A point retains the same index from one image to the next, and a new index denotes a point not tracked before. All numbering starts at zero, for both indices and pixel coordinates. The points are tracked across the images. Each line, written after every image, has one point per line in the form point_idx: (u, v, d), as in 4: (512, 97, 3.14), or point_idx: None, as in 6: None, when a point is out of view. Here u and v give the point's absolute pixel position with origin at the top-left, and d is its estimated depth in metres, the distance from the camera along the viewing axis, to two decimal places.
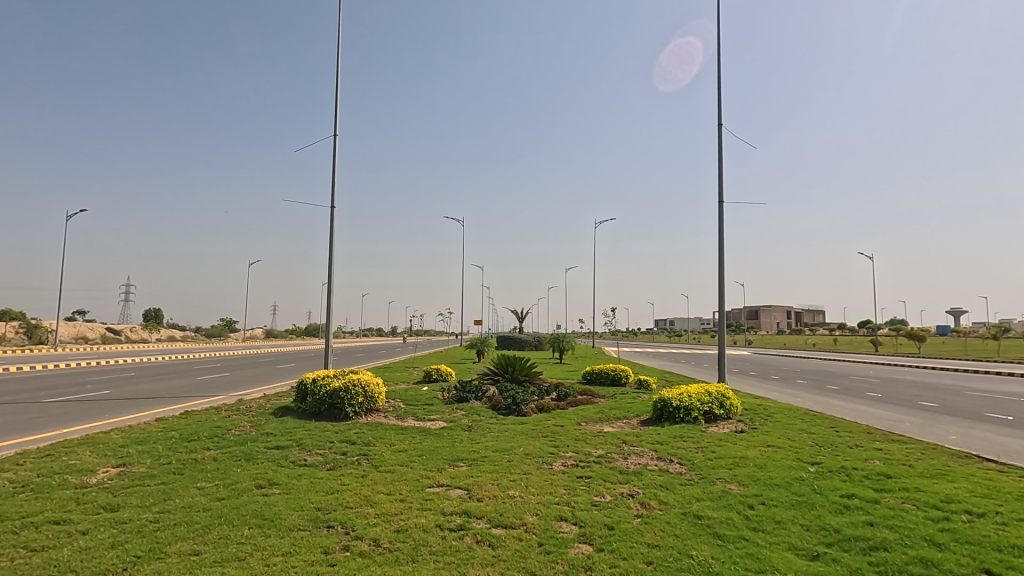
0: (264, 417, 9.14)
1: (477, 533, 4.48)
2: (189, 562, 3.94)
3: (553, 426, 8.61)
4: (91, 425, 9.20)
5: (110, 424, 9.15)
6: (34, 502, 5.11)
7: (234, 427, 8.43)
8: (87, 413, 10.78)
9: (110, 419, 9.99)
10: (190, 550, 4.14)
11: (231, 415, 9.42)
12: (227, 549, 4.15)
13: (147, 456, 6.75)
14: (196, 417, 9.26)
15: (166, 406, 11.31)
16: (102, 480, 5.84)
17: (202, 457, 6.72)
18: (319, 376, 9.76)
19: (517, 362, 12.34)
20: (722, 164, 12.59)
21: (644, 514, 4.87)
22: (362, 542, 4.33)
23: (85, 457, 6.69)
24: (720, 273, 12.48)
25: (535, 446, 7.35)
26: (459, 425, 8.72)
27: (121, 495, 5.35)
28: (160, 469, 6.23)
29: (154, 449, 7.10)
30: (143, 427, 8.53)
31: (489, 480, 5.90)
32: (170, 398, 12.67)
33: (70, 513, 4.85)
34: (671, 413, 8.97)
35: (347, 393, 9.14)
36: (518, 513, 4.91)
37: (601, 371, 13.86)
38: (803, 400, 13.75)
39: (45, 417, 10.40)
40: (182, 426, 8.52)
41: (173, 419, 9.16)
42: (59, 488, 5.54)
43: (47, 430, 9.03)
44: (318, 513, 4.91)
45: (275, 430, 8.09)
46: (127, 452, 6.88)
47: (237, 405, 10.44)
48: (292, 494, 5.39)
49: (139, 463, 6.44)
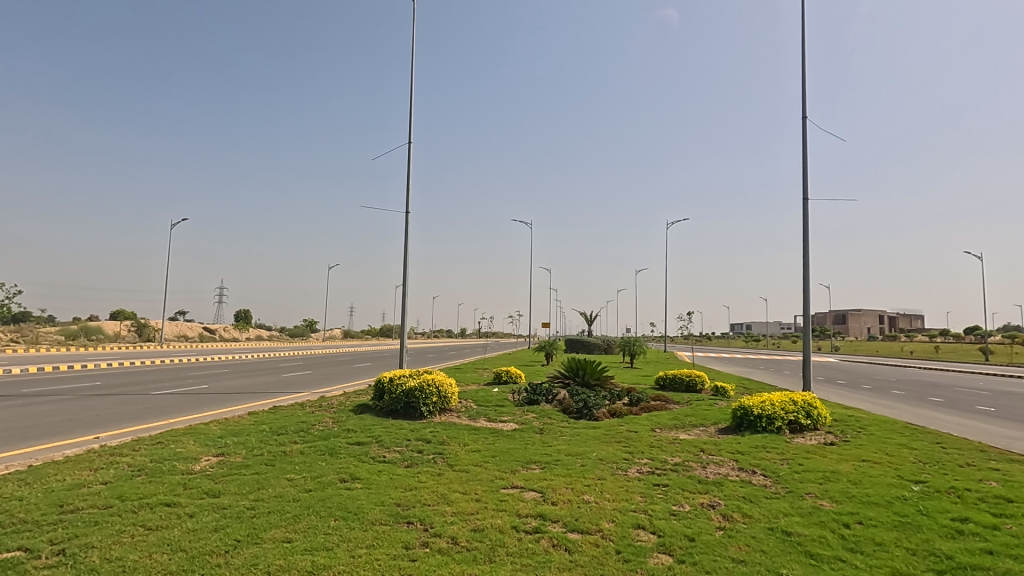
0: (344, 414, 9.55)
1: (553, 536, 4.47)
2: (283, 548, 4.19)
3: (625, 431, 8.44)
4: (192, 417, 10.00)
5: (209, 416, 9.89)
6: (149, 485, 5.64)
7: (318, 422, 8.88)
8: (188, 405, 11.68)
9: (208, 411, 10.79)
10: (284, 537, 4.40)
11: (315, 410, 9.95)
12: (316, 538, 4.38)
13: (242, 447, 7.24)
14: (283, 412, 9.86)
15: (256, 401, 12.09)
16: (204, 467, 6.33)
17: (290, 450, 7.14)
18: (396, 375, 10.12)
19: (587, 365, 12.19)
20: (805, 160, 11.93)
21: (726, 527, 4.66)
22: (441, 539, 4.43)
23: (189, 446, 7.28)
24: (803, 274, 11.77)
25: (608, 451, 7.24)
26: (530, 428, 8.73)
27: (221, 482, 5.78)
28: (254, 459, 6.69)
29: (248, 440, 7.62)
30: (237, 419, 9.17)
31: (563, 483, 5.86)
32: (260, 393, 13.54)
33: (178, 496, 5.31)
34: (751, 422, 8.54)
35: (421, 392, 9.41)
36: (593, 518, 4.85)
37: (674, 376, 13.45)
38: (900, 412, 12.67)
39: (154, 408, 11.41)
40: (271, 420, 9.08)
41: (262, 413, 9.77)
42: (168, 473, 6.08)
43: (155, 420, 9.89)
44: (399, 509, 5.08)
45: (355, 427, 8.45)
46: (225, 443, 7.41)
47: (318, 401, 11.01)
48: (372, 489, 5.60)
49: (236, 454, 6.92)
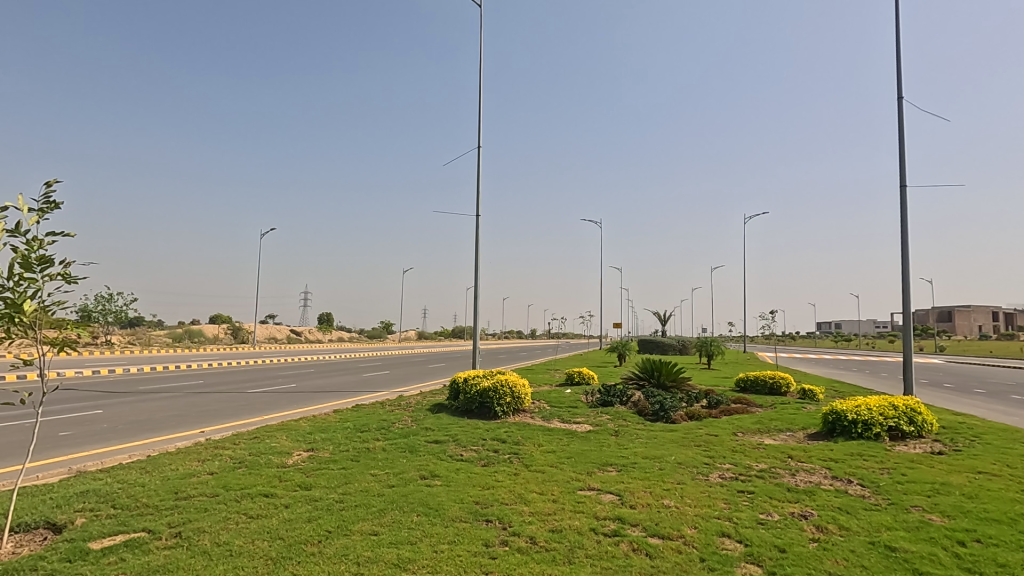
0: (422, 413, 9.86)
1: (633, 541, 4.39)
2: (370, 541, 4.38)
3: (705, 435, 8.14)
4: (284, 414, 10.68)
5: (298, 413, 10.54)
6: (249, 476, 6.09)
7: (398, 421, 9.22)
8: (280, 403, 12.49)
9: (297, 409, 11.49)
10: (370, 530, 4.61)
11: (394, 409, 10.34)
12: (400, 532, 4.55)
13: (329, 443, 7.66)
14: (365, 410, 10.34)
15: (340, 399, 12.73)
16: (296, 461, 6.75)
17: (373, 446, 7.46)
18: (470, 375, 10.32)
19: (662, 366, 11.88)
20: (902, 144, 10.99)
21: (821, 539, 4.38)
22: (520, 538, 4.47)
23: (283, 441, 7.80)
24: (901, 269, 10.85)
25: (688, 455, 7.01)
26: (605, 429, 8.62)
27: (312, 476, 6.14)
28: (341, 454, 7.06)
29: (334, 437, 8.04)
30: (324, 417, 9.71)
31: (641, 487, 5.74)
32: (343, 392, 14.25)
33: (275, 488, 5.70)
34: (845, 428, 7.97)
35: (495, 392, 9.54)
36: (675, 524, 4.72)
37: (756, 379, 12.80)
38: (1021, 419, 11.36)
39: (250, 405, 12.31)
40: (355, 418, 9.54)
41: (346, 411, 10.29)
42: (266, 465, 6.54)
43: (252, 416, 10.67)
44: (477, 507, 5.18)
45: (433, 426, 8.70)
46: (314, 439, 7.87)
47: (397, 400, 11.44)
48: (451, 487, 5.75)
49: (324, 449, 7.33)
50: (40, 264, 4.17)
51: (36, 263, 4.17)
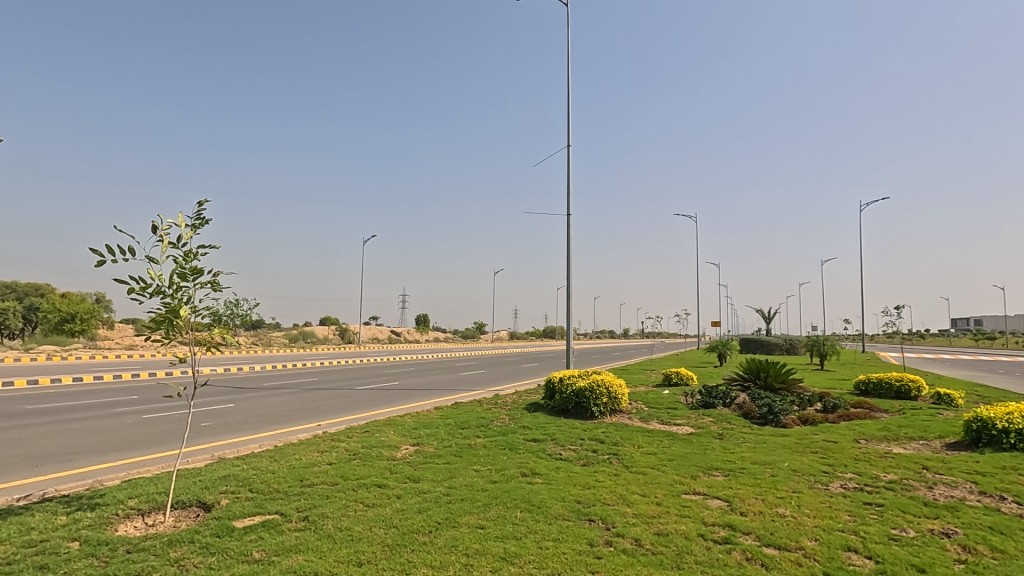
0: (519, 411, 10.03)
1: (746, 549, 4.18)
2: (477, 533, 4.54)
3: (822, 441, 7.56)
4: (390, 410, 11.30)
5: (403, 410, 11.11)
6: (363, 467, 6.53)
7: (496, 418, 9.44)
8: (386, 400, 13.24)
9: (401, 405, 12.12)
10: (477, 523, 4.77)
11: (492, 407, 10.60)
12: (505, 527, 4.66)
13: (433, 438, 8.01)
14: (464, 408, 10.69)
15: (440, 397, 13.24)
16: (404, 455, 7.13)
17: (474, 443, 7.70)
18: (565, 375, 10.34)
19: (770, 367, 11.17)
20: None
21: (969, 561, 3.92)
22: (625, 539, 4.42)
23: (391, 435, 8.27)
24: None
25: (803, 462, 6.55)
26: (708, 432, 8.27)
27: (420, 469, 6.46)
28: (445, 450, 7.36)
29: (437, 433, 8.40)
30: (426, 413, 10.17)
31: (751, 493, 5.45)
32: (442, 390, 14.83)
33: (387, 479, 6.06)
34: (993, 438, 7.05)
35: (591, 392, 9.49)
36: (792, 534, 4.43)
37: (880, 382, 11.66)
38: None
39: (359, 402, 13.16)
40: (455, 415, 9.90)
41: (447, 408, 10.70)
42: (378, 458, 6.97)
43: (362, 412, 11.42)
44: (579, 506, 5.19)
45: (530, 424, 8.82)
46: (419, 434, 8.27)
47: (494, 399, 11.70)
48: (552, 485, 5.80)
49: (428, 444, 7.68)
50: (193, 274, 4.76)
51: (190, 273, 4.76)
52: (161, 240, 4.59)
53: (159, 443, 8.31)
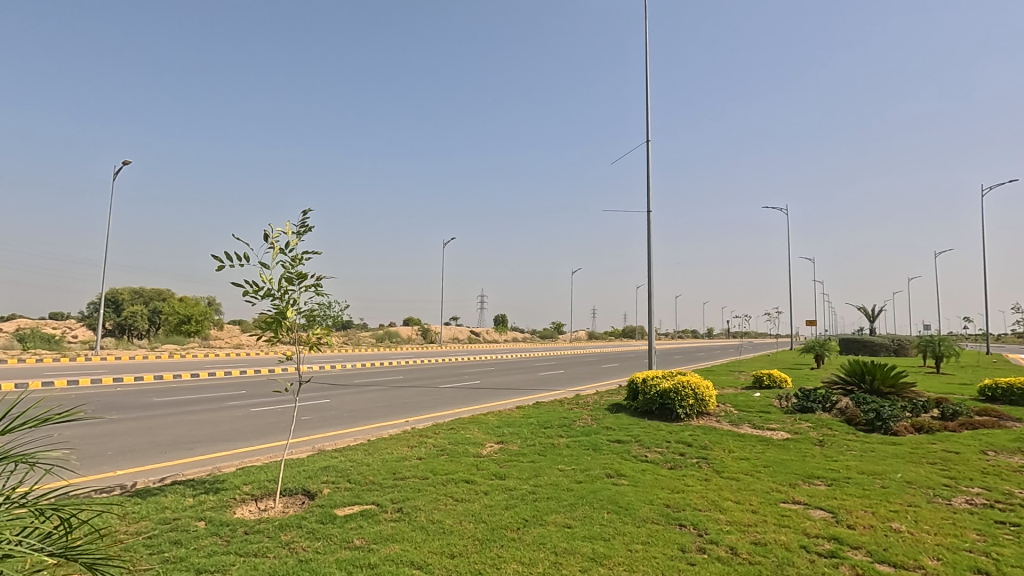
0: (601, 412, 9.92)
1: (856, 565, 3.89)
2: (565, 533, 4.55)
3: (941, 451, 6.87)
4: (473, 408, 11.57)
5: (486, 408, 11.34)
6: (451, 463, 6.74)
7: (578, 419, 9.40)
8: (468, 398, 13.56)
9: (484, 404, 12.37)
10: (564, 522, 4.78)
11: (573, 407, 10.56)
12: (593, 527, 4.64)
13: (517, 437, 8.11)
14: (546, 407, 10.73)
15: (521, 397, 13.38)
16: (489, 452, 7.28)
17: (558, 443, 7.72)
18: (649, 376, 10.10)
19: (875, 369, 10.31)
20: None
21: None
22: (719, 547, 4.25)
23: (476, 432, 8.47)
24: None
25: (919, 473, 5.99)
26: (806, 438, 7.77)
27: (505, 466, 6.57)
28: (528, 448, 7.43)
29: (520, 431, 8.50)
30: (508, 412, 10.31)
31: (859, 505, 5.06)
32: (523, 390, 14.97)
33: (474, 475, 6.22)
34: None
35: (677, 394, 9.20)
36: (909, 551, 4.07)
37: (1010, 387, 10.41)
38: None
39: (443, 399, 13.58)
40: (537, 414, 9.96)
41: (528, 407, 10.79)
42: (464, 454, 7.17)
43: (446, 409, 11.77)
44: (669, 510, 5.05)
45: (614, 425, 8.70)
46: (503, 432, 8.41)
47: (575, 399, 11.65)
48: (639, 487, 5.69)
49: (512, 443, 7.79)
50: (299, 279, 5.14)
51: (296, 277, 5.14)
52: (271, 247, 5.00)
53: (267, 434, 9.03)
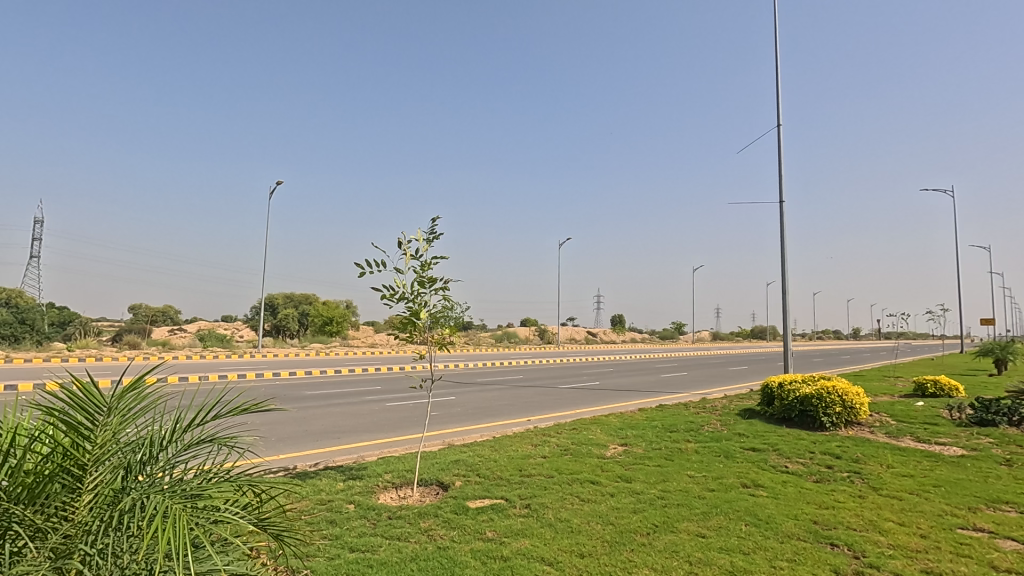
0: (731, 417, 9.35)
1: None
2: (699, 542, 4.36)
3: None
4: (594, 409, 11.49)
5: (607, 410, 11.19)
6: (576, 463, 6.75)
7: (706, 423, 8.93)
8: (588, 399, 13.48)
9: (605, 405, 12.22)
10: (698, 531, 4.58)
11: (701, 411, 10.05)
12: (730, 539, 4.39)
13: (641, 440, 7.91)
14: (670, 410, 10.34)
15: (643, 399, 13.01)
16: (614, 454, 7.19)
17: (686, 448, 7.40)
18: (786, 380, 9.33)
19: None
20: None
21: None
22: (880, 573, 3.81)
23: (599, 434, 8.39)
24: None
25: None
26: (987, 456, 6.68)
27: (631, 469, 6.44)
28: (654, 452, 7.21)
29: (645, 434, 8.27)
30: (631, 414, 10.09)
31: None
32: (645, 392, 14.56)
33: (600, 476, 6.17)
34: None
35: (820, 400, 8.39)
36: None
37: None
38: None
39: (563, 400, 13.64)
40: (661, 417, 9.63)
41: (652, 410, 10.47)
42: (588, 455, 7.14)
43: (567, 409, 11.81)
44: (816, 526, 4.63)
45: (747, 432, 8.15)
46: (626, 435, 8.24)
47: (702, 403, 11.09)
48: (780, 500, 5.28)
49: (637, 446, 7.61)
50: (429, 282, 5.47)
51: (427, 281, 5.48)
52: (405, 253, 5.39)
53: (401, 427, 9.71)
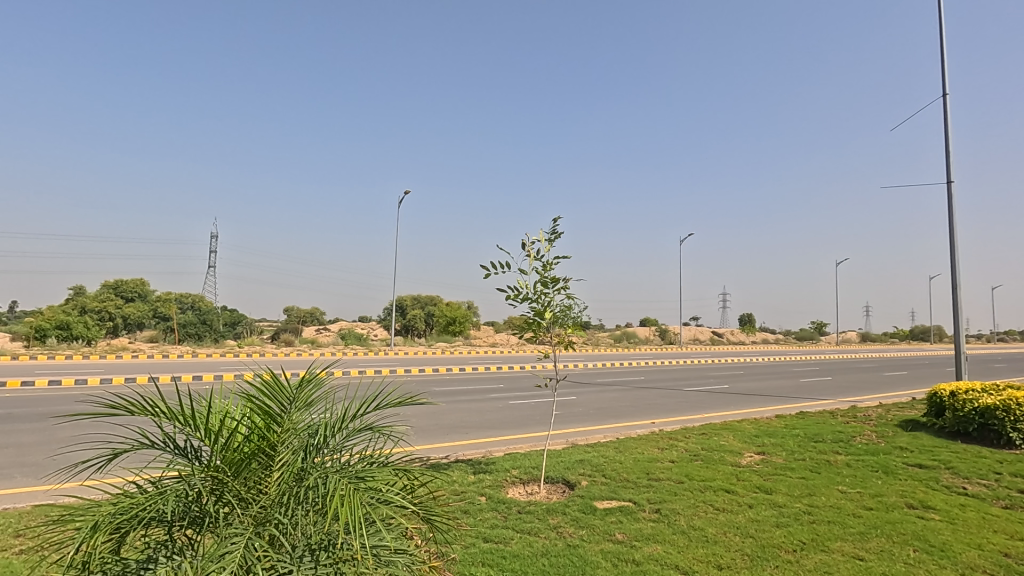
0: (889, 428, 8.30)
1: None
2: (856, 565, 3.94)
3: None
4: (725, 414, 10.84)
5: (740, 415, 10.51)
6: (707, 470, 6.43)
7: (859, 434, 8.02)
8: (718, 403, 12.76)
9: (737, 410, 11.48)
10: (854, 553, 4.14)
11: (851, 421, 9.05)
12: (895, 565, 3.91)
13: (781, 449, 7.32)
14: (814, 418, 9.44)
15: (780, 405, 12.02)
16: (750, 463, 6.74)
17: (835, 460, 6.71)
18: (960, 388, 8.09)
19: None
20: None
21: None
22: None
23: (731, 440, 7.91)
24: None
25: None
26: None
27: (770, 480, 5.99)
28: (797, 463, 6.63)
29: (785, 443, 7.64)
30: (767, 420, 9.37)
31: None
32: (782, 397, 13.42)
33: (735, 485, 5.82)
34: None
35: (1007, 413, 7.16)
36: None
37: None
38: None
39: (689, 403, 13.03)
40: (803, 425, 8.83)
41: (792, 417, 9.64)
42: (721, 462, 6.76)
43: (694, 413, 11.27)
44: (1007, 560, 3.96)
45: (911, 446, 7.19)
46: (763, 443, 7.68)
47: (852, 411, 9.98)
48: (959, 526, 4.59)
49: (776, 455, 7.05)
50: (552, 283, 5.55)
51: (550, 281, 5.56)
52: (529, 254, 5.52)
53: (525, 425, 9.92)
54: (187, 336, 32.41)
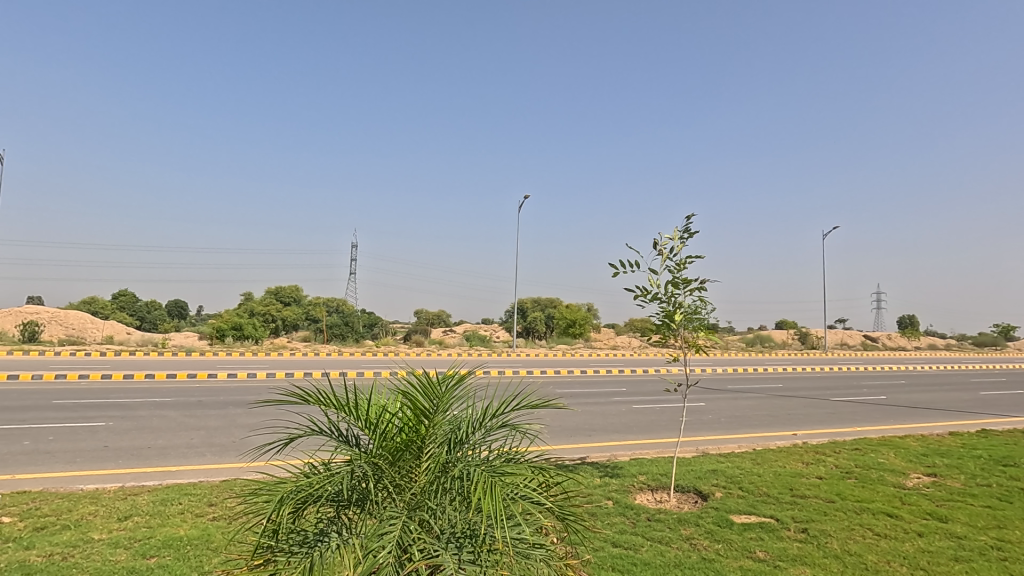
0: None
1: None
2: None
3: None
4: (884, 429, 9.62)
5: (903, 430, 9.26)
6: (863, 489, 5.77)
7: None
8: (874, 416, 11.35)
9: (899, 425, 10.13)
10: None
11: None
12: None
13: (958, 472, 6.34)
14: (1001, 438, 8.03)
15: (955, 420, 10.39)
16: (917, 485, 5.93)
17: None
18: None
19: None
20: None
21: None
22: None
23: (893, 458, 7.01)
24: None
25: None
26: None
27: (945, 506, 5.22)
28: (980, 489, 5.71)
29: (963, 465, 6.60)
30: (938, 438, 8.15)
31: None
32: (958, 412, 11.58)
33: (899, 509, 5.15)
34: None
35: None
36: None
37: None
38: None
39: (839, 414, 11.75)
40: (986, 446, 7.56)
41: (971, 435, 8.29)
42: (880, 482, 6.03)
43: (845, 426, 10.14)
44: None
45: None
46: (934, 463, 6.70)
47: None
48: None
49: (952, 478, 6.12)
50: (684, 283, 5.33)
51: (682, 282, 5.35)
52: (659, 254, 5.35)
53: (651, 431, 9.62)
54: (333, 336, 35.94)
